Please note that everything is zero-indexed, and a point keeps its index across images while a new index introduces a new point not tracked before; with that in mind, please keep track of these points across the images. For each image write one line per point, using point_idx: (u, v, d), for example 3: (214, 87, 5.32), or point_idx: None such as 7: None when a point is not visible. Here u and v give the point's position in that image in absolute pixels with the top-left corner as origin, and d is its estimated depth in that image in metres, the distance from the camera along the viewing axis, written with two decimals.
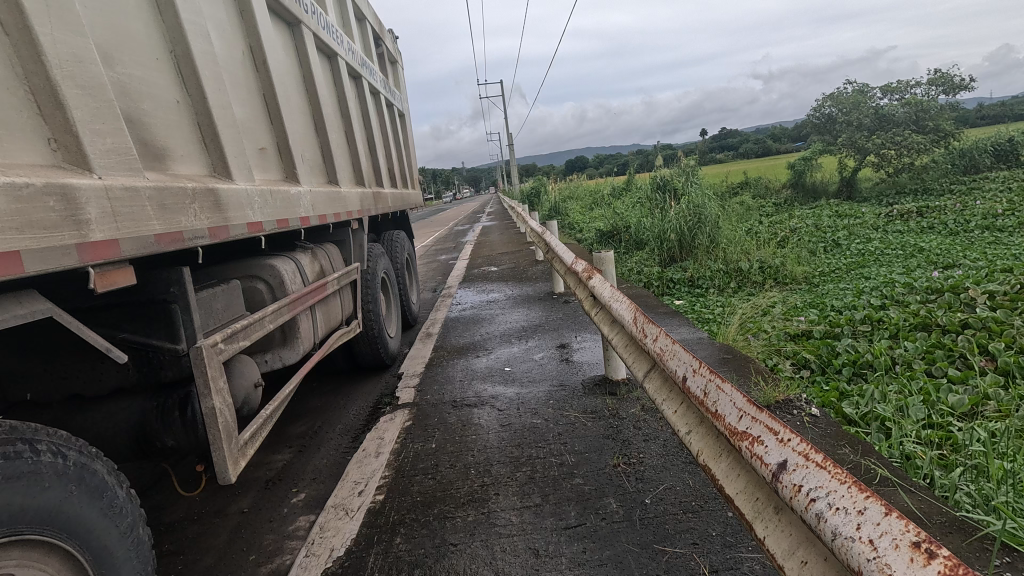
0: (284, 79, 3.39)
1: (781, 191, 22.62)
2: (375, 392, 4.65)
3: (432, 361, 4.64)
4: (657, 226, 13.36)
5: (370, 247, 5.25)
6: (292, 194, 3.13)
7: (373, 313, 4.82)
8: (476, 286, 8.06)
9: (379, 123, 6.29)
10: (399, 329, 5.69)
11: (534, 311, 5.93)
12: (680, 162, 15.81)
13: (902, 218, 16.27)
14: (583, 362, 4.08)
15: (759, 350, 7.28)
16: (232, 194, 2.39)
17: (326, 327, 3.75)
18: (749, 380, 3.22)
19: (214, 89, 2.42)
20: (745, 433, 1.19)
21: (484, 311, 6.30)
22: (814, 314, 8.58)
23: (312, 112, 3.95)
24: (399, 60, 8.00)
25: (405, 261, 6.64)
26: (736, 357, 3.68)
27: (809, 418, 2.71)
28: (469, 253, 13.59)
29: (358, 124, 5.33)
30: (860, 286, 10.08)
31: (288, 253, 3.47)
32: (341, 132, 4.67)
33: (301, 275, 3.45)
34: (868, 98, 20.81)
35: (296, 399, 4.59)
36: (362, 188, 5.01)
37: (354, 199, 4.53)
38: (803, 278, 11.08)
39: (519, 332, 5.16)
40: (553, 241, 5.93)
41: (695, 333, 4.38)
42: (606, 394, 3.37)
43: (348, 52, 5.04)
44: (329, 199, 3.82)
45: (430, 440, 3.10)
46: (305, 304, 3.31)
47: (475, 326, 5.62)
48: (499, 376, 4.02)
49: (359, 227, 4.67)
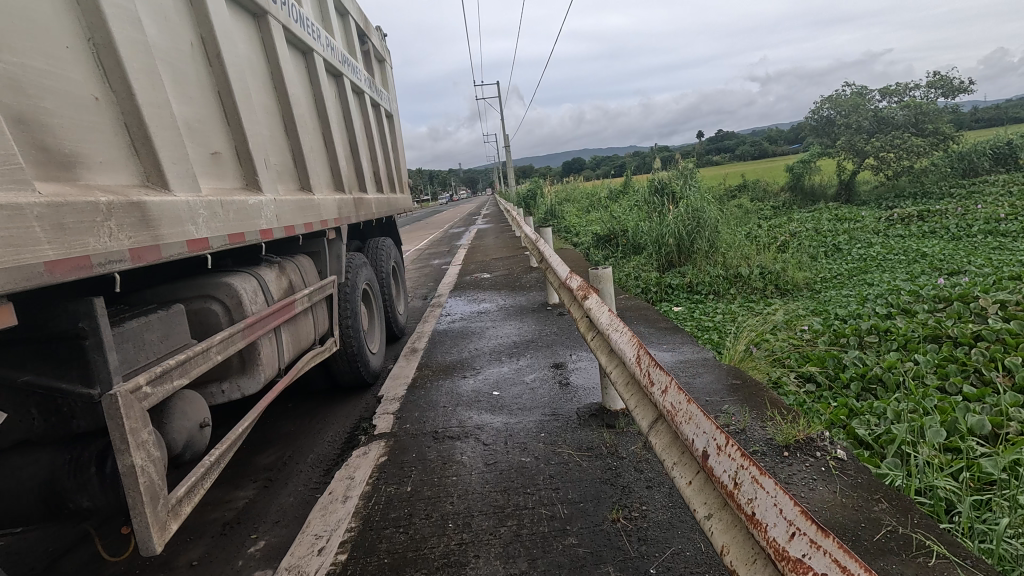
0: (246, 75, 3.05)
1: (780, 194, 22.34)
2: (353, 415, 4.30)
3: (415, 382, 4.28)
4: (655, 231, 13.04)
5: (350, 257, 4.90)
6: (250, 205, 2.78)
7: (352, 329, 4.48)
8: (468, 295, 7.72)
9: (363, 125, 5.95)
10: (383, 343, 5.34)
11: (527, 324, 5.58)
12: (678, 165, 15.49)
13: (902, 222, 15.99)
14: (578, 386, 3.74)
15: (762, 363, 6.95)
16: (166, 208, 2.04)
17: (295, 350, 3.40)
18: (762, 413, 2.88)
19: (146, 85, 2.08)
20: (801, 563, 0.86)
21: (474, 324, 5.95)
22: (818, 324, 8.26)
23: (281, 113, 3.62)
24: (387, 59, 7.68)
25: (391, 270, 6.30)
26: (745, 382, 3.35)
27: (836, 464, 2.37)
28: (462, 258, 13.23)
29: (338, 126, 4.99)
30: (863, 293, 9.76)
31: (250, 270, 3.12)
32: (318, 134, 4.34)
33: (264, 293, 3.10)
34: (867, 100, 20.56)
35: (267, 424, 4.23)
36: (342, 193, 4.67)
37: (330, 207, 4.19)
38: (805, 285, 10.76)
39: (510, 348, 4.81)
40: (548, 249, 5.58)
41: (698, 353, 4.04)
42: (603, 427, 3.03)
43: (327, 49, 4.71)
44: (300, 208, 3.48)
45: (405, 482, 2.75)
46: (268, 326, 2.97)
47: (463, 341, 5.27)
48: (486, 401, 3.67)
49: (336, 237, 4.33)
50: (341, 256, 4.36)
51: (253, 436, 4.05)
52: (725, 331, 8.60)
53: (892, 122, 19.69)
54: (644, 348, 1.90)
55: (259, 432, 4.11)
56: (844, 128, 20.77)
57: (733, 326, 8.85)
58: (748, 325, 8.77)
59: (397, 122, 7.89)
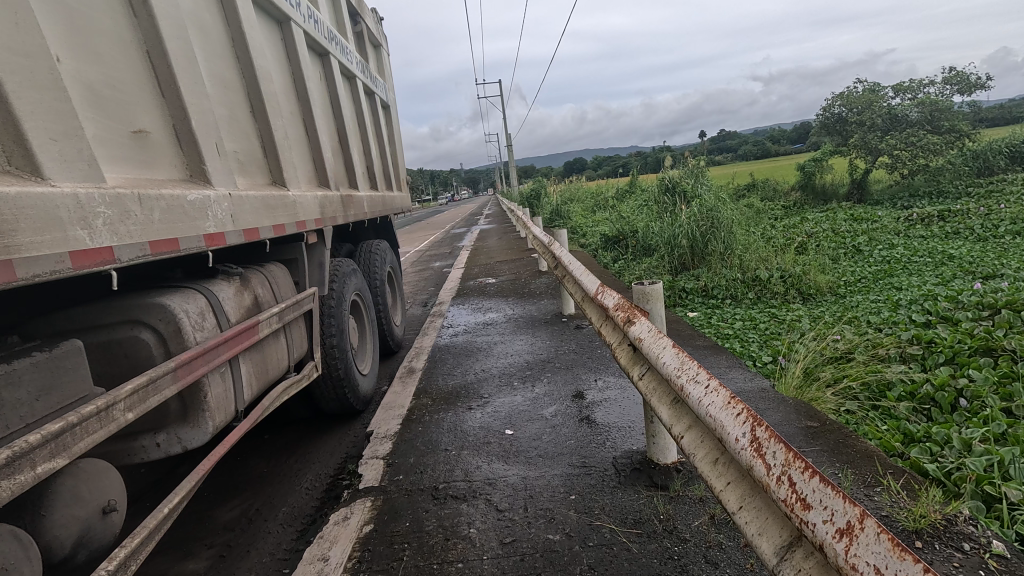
0: (194, 35, 2.37)
1: (790, 194, 21.59)
2: (338, 452, 3.61)
3: (411, 413, 3.59)
4: (666, 231, 12.36)
5: (337, 263, 4.22)
6: (191, 200, 2.10)
7: (337, 349, 3.80)
8: (471, 303, 7.04)
9: (353, 114, 5.25)
10: (375, 363, 4.66)
11: (539, 340, 4.89)
12: (687, 162, 14.77)
13: (922, 222, 15.23)
14: (610, 424, 3.06)
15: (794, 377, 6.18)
16: (28, 202, 1.36)
17: (261, 384, 2.73)
18: (865, 475, 2.18)
19: (5, 21, 1.40)
20: None
21: (478, 339, 5.24)
22: (849, 332, 7.51)
23: (245, 89, 2.93)
24: (384, 44, 7.00)
25: (386, 277, 5.63)
26: (826, 427, 2.64)
27: (998, 565, 1.67)
28: (463, 261, 12.53)
29: (324, 113, 4.30)
30: (893, 299, 9.02)
31: (198, 285, 2.44)
32: (297, 119, 3.66)
33: (216, 315, 2.41)
34: (880, 97, 19.85)
35: (235, 464, 3.55)
36: (327, 189, 4.00)
37: (311, 205, 3.51)
38: (828, 290, 10.02)
39: (522, 371, 4.11)
40: (564, 253, 4.89)
41: (753, 384, 3.33)
42: (653, 489, 2.35)
43: (309, 21, 4.02)
44: (267, 205, 2.80)
45: (394, 571, 2.06)
46: (220, 358, 2.29)
47: (467, 360, 4.58)
48: (499, 445, 2.98)
49: (318, 241, 3.65)
50: (325, 264, 3.68)
51: (217, 480, 3.38)
52: (748, 340, 7.85)
53: (908, 118, 18.97)
54: (758, 418, 1.21)
55: (225, 475, 3.44)
56: (858, 126, 20.04)
57: (755, 335, 8.10)
58: (773, 335, 8.02)
59: (394, 113, 7.20)
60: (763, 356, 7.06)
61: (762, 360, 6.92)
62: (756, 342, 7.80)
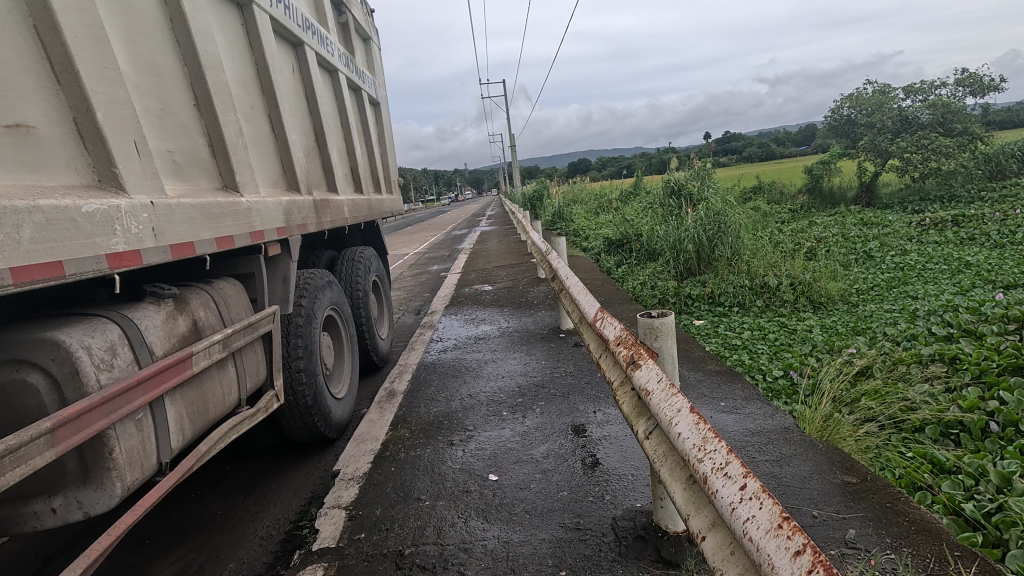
0: (108, 11, 1.97)
1: (798, 196, 21.09)
2: (303, 491, 3.20)
3: (385, 449, 3.17)
4: (672, 235, 11.94)
5: (309, 275, 3.81)
6: (91, 211, 1.70)
7: (304, 373, 3.40)
8: (465, 313, 6.63)
9: (334, 111, 4.84)
10: (353, 383, 4.25)
11: (534, 359, 4.47)
12: (694, 164, 14.35)
13: (935, 227, 14.71)
14: (609, 470, 2.64)
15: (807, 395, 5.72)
16: None
17: (197, 425, 2.31)
18: (930, 563, 1.75)
19: None
20: None
21: (468, 356, 4.80)
22: (864, 345, 7.05)
23: (185, 78, 2.51)
24: (373, 37, 6.59)
25: (370, 287, 5.22)
26: (868, 484, 2.21)
27: None
28: (461, 264, 12.12)
29: (296, 109, 3.88)
30: (910, 310, 8.54)
31: (116, 312, 2.04)
32: (260, 115, 3.26)
33: (135, 348, 2.00)
34: (891, 99, 19.39)
35: (187, 503, 3.15)
36: (296, 193, 3.59)
37: (273, 211, 3.10)
38: (840, 299, 9.57)
39: (513, 398, 3.68)
40: (562, 265, 4.46)
41: (775, 422, 2.89)
42: (661, 566, 1.92)
43: (278, 6, 3.60)
44: (209, 213, 2.39)
45: None
46: (134, 405, 1.87)
47: (455, 382, 4.16)
48: (480, 495, 2.56)
49: (283, 252, 3.24)
50: (290, 279, 3.27)
51: (161, 524, 2.97)
52: (756, 351, 7.41)
53: (919, 120, 18.47)
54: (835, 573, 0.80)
55: (173, 517, 3.03)
56: (868, 128, 19.54)
57: (764, 346, 7.64)
58: (784, 346, 7.55)
59: (384, 111, 6.80)
60: (773, 370, 6.59)
61: (771, 372, 6.45)
62: (765, 354, 7.34)
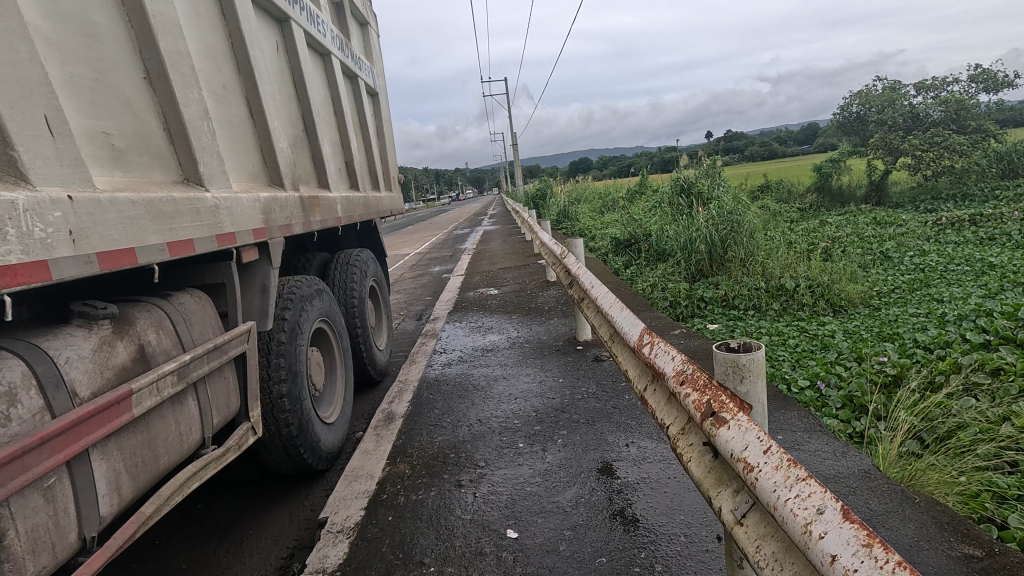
0: None
1: (806, 195, 20.53)
2: (285, 538, 2.71)
3: (381, 491, 2.68)
4: (683, 235, 11.44)
5: (295, 282, 3.31)
6: None
7: (287, 399, 2.92)
8: (470, 320, 6.14)
9: (326, 99, 4.35)
10: (346, 404, 3.76)
11: (549, 376, 3.97)
12: (703, 162, 13.83)
13: (952, 227, 14.18)
14: (657, 528, 2.16)
15: (842, 409, 4.74)
16: None
17: (144, 480, 1.82)
18: None
19: None
20: None
21: (475, 372, 4.30)
22: (894, 353, 6.51)
23: (131, 43, 2.02)
24: (371, 22, 6.10)
25: (366, 293, 4.73)
26: (998, 561, 1.74)
27: None
28: (464, 266, 11.63)
29: (280, 93, 3.38)
30: (938, 314, 7.99)
31: (26, 342, 1.56)
32: (233, 95, 2.76)
33: (44, 392, 1.51)
34: (902, 95, 18.85)
35: (147, 554, 2.66)
36: (278, 188, 3.10)
37: (248, 210, 2.62)
38: (861, 303, 9.04)
39: (530, 426, 3.19)
40: (580, 269, 3.97)
41: (850, 465, 2.39)
42: None
43: None
44: (158, 212, 1.90)
45: None
46: (36, 473, 1.38)
47: (461, 404, 3.66)
48: (498, 560, 2.08)
49: (260, 257, 2.75)
50: (270, 290, 2.77)
51: None
52: (777, 358, 6.88)
53: (931, 117, 17.89)
54: None
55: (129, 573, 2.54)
56: (878, 125, 19.00)
57: (786, 353, 7.09)
58: (806, 353, 7.01)
59: (382, 102, 6.32)
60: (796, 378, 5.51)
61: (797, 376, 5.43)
62: (788, 362, 6.80)
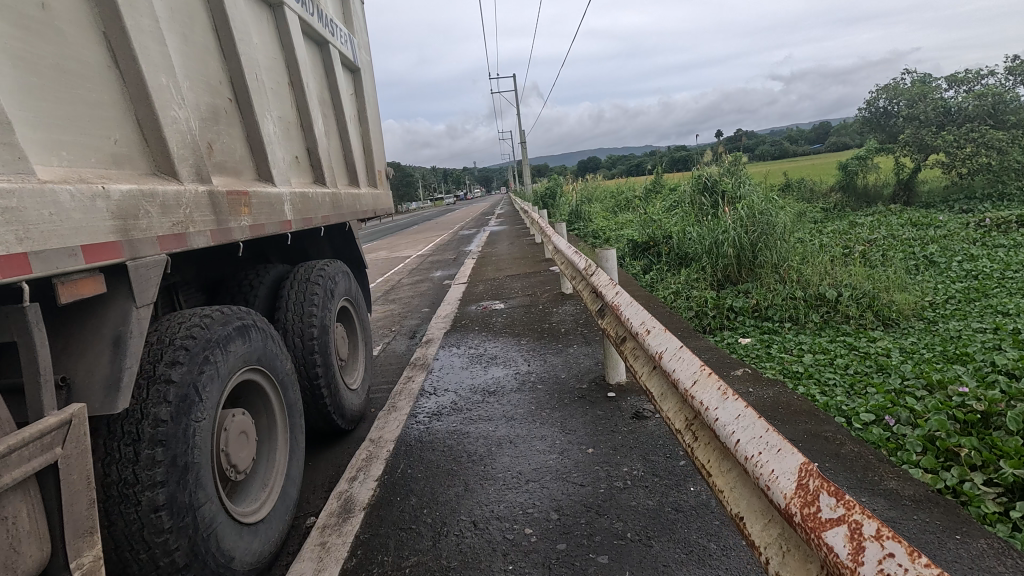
0: None
1: (830, 195, 19.22)
2: None
3: None
4: (707, 237, 10.23)
5: (203, 319, 2.23)
6: None
7: (168, 513, 1.85)
8: (469, 345, 5.02)
9: (273, 63, 3.25)
10: (286, 486, 2.65)
11: (574, 442, 2.86)
12: (725, 158, 12.63)
13: (997, 229, 12.83)
14: None
15: (924, 457, 2.50)
16: None
17: None
18: None
19: None
20: None
21: (470, 430, 3.18)
22: (973, 379, 5.20)
23: None
24: None
25: (332, 320, 3.64)
26: None
27: None
28: (466, 272, 10.53)
29: (182, 40, 2.29)
30: (1009, 329, 6.74)
31: None
32: (64, 23, 1.68)
33: None
34: (933, 88, 17.37)
35: None
36: (162, 178, 2.02)
37: (75, 212, 1.52)
38: (914, 315, 7.82)
39: (550, 543, 2.09)
40: (616, 296, 2.82)
41: None
42: None
43: None
44: None
45: None
46: None
47: (448, 491, 2.54)
48: None
49: (108, 288, 1.68)
50: (129, 344, 1.70)
51: None
52: (828, 383, 5.62)
53: (963, 112, 16.17)
54: None
55: None
56: (909, 121, 17.49)
57: (835, 375, 5.79)
58: (861, 376, 5.72)
59: (366, 80, 5.24)
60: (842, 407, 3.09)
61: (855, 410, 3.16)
62: (840, 388, 5.53)
